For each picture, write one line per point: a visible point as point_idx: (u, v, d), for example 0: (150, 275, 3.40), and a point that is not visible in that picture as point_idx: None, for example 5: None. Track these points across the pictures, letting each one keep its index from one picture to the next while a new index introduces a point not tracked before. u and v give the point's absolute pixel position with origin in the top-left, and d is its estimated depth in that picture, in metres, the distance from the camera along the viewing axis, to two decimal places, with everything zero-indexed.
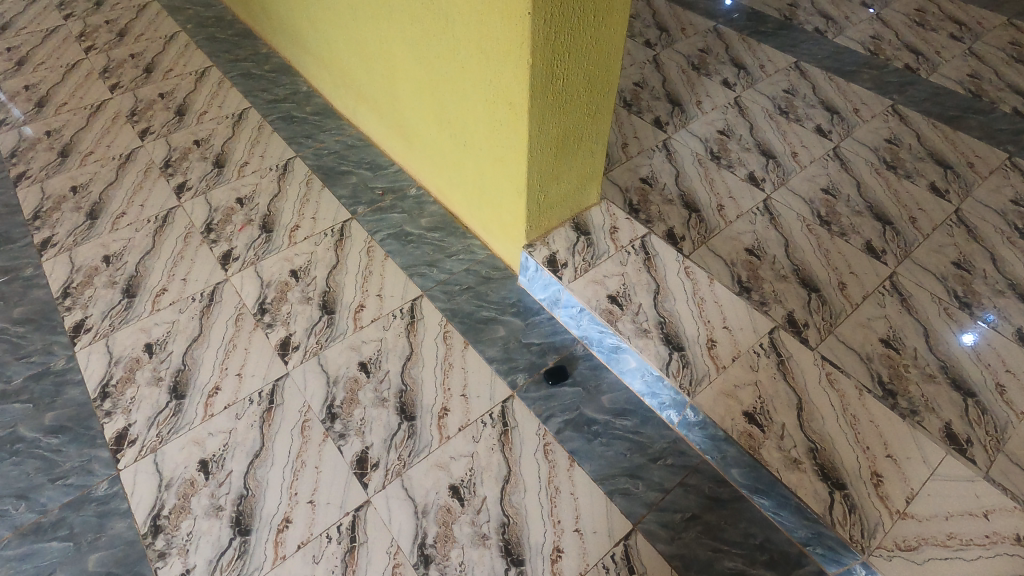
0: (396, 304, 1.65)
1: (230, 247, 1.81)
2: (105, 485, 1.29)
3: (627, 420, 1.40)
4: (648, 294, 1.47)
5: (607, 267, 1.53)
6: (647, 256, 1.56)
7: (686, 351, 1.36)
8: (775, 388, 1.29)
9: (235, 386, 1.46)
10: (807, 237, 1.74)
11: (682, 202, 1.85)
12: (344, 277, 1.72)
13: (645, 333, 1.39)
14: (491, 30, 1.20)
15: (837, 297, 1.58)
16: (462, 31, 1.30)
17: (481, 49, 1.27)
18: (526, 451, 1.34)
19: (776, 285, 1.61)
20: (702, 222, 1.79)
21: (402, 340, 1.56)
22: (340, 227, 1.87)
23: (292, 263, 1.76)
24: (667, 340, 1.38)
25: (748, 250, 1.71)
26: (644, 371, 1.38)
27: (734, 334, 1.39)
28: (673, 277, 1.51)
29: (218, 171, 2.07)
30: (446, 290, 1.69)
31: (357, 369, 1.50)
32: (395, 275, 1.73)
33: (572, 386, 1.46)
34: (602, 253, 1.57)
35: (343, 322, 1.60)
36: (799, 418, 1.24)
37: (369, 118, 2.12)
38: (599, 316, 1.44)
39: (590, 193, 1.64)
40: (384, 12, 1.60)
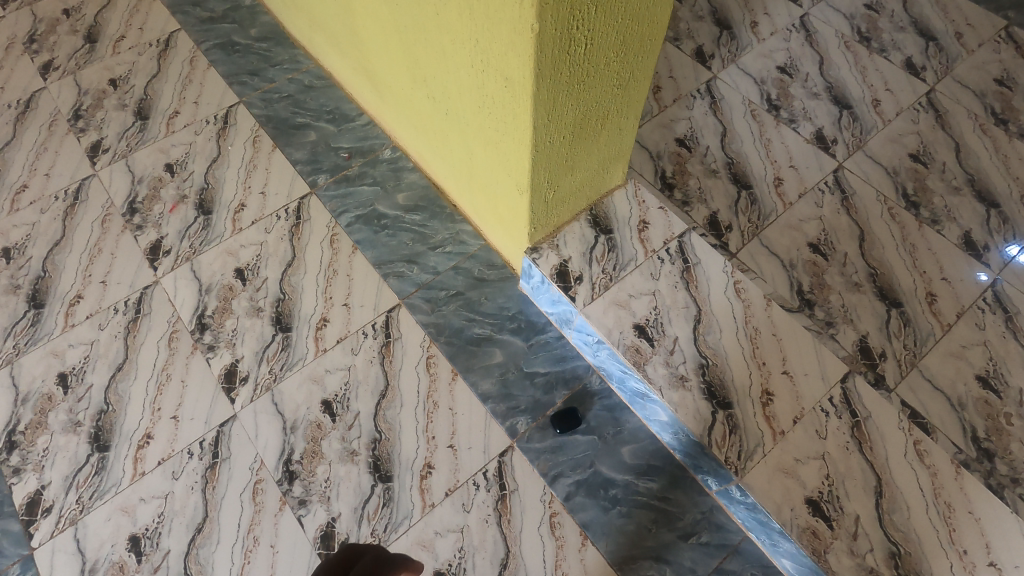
0: (367, 318, 1.33)
1: (159, 235, 1.44)
2: (17, 570, 1.07)
3: (652, 482, 1.14)
4: (686, 323, 1.14)
5: (634, 282, 1.19)
6: (686, 264, 1.21)
7: (735, 410, 1.05)
8: (847, 464, 1.01)
9: (170, 434, 1.19)
10: (888, 225, 1.36)
11: (730, 175, 1.44)
12: (302, 278, 1.38)
13: (682, 382, 1.08)
14: None
15: (924, 315, 1.24)
16: None
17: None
18: (529, 525, 1.10)
19: (847, 297, 1.27)
20: (755, 204, 1.40)
21: (375, 369, 1.26)
22: (296, 207, 1.49)
23: (236, 258, 1.41)
24: (710, 392, 1.07)
25: (811, 245, 1.34)
26: (679, 430, 1.09)
27: (796, 384, 1.08)
28: (719, 297, 1.17)
29: (141, 123, 1.64)
30: (428, 297, 1.35)
31: (320, 410, 1.21)
32: (366, 276, 1.38)
33: (586, 434, 1.18)
34: (627, 261, 1.21)
35: (302, 344, 1.29)
36: (876, 509, 0.97)
37: (327, 50, 1.63)
38: (622, 356, 1.12)
39: (614, 174, 1.24)
40: None
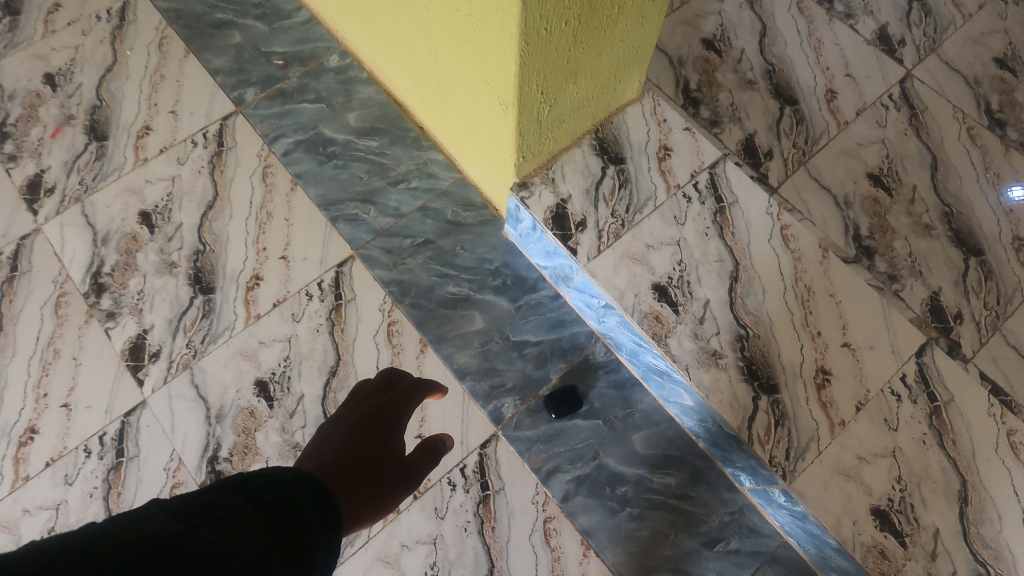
0: (312, 274, 1.05)
1: (39, 168, 1.12)
2: None
3: (670, 477, 0.92)
4: (719, 282, 0.88)
5: (653, 229, 0.92)
6: (720, 205, 0.94)
7: (782, 395, 0.82)
8: (924, 463, 0.79)
9: (61, 428, 0.94)
10: (967, 151, 1.08)
11: (770, 86, 1.13)
12: (227, 223, 1.08)
13: (715, 360, 0.84)
14: None
15: (1010, 265, 0.99)
16: None
17: None
18: (518, 534, 0.89)
19: (915, 244, 1.01)
20: (801, 124, 1.10)
21: (323, 340, 1.00)
22: (217, 130, 1.16)
23: (141, 198, 1.10)
24: (750, 372, 0.83)
25: (872, 176, 1.06)
26: (707, 418, 0.86)
27: (860, 360, 0.84)
28: (762, 247, 0.91)
29: (10, 19, 1.25)
30: (388, 247, 1.07)
31: (253, 394, 0.96)
32: (309, 220, 1.09)
33: (588, 419, 0.95)
34: (643, 201, 0.94)
35: (228, 309, 1.02)
36: (960, 520, 0.77)
37: None
38: (638, 325, 0.87)
39: (628, 83, 0.94)
40: None
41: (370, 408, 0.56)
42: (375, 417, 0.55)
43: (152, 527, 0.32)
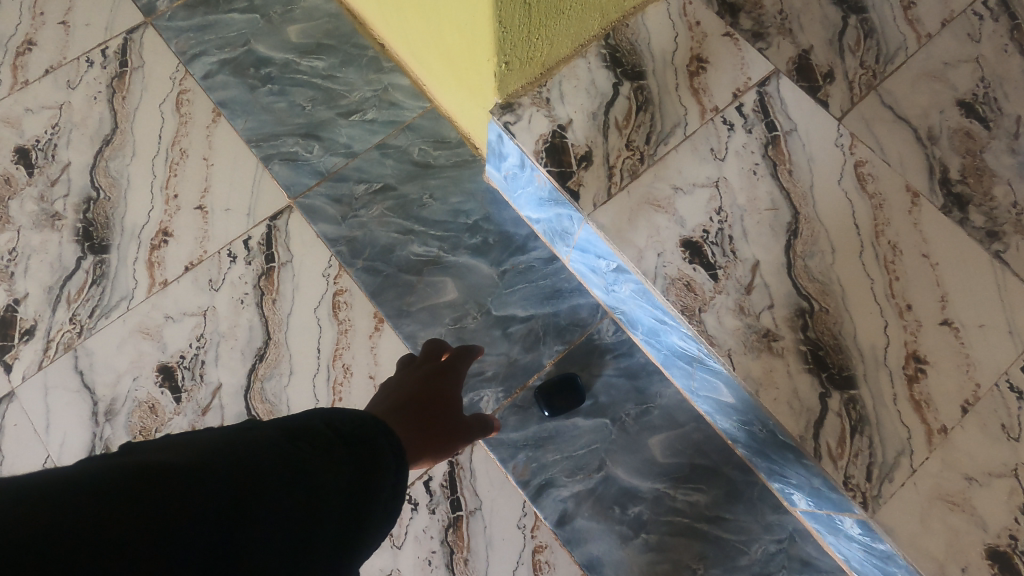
0: (237, 229, 0.81)
1: None
2: None
3: (699, 495, 0.70)
4: (773, 238, 0.65)
5: (683, 166, 0.68)
6: (773, 134, 0.69)
7: (861, 392, 0.60)
8: None
9: None
10: None
11: None
12: (128, 164, 0.84)
13: (768, 344, 0.61)
14: None
15: None
16: None
17: None
18: (499, 568, 0.68)
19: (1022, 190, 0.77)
20: (870, 38, 0.85)
21: (249, 315, 0.77)
22: (120, 47, 0.91)
23: (18, 131, 0.85)
24: (815, 361, 0.61)
25: (963, 103, 0.82)
26: (753, 420, 0.64)
27: (967, 343, 0.61)
28: (830, 191, 0.67)
29: None
30: (336, 195, 0.83)
31: (155, 384, 0.74)
32: (235, 161, 0.85)
33: (592, 418, 0.73)
34: (669, 128, 0.70)
35: (127, 274, 0.79)
36: None
37: None
38: (661, 295, 0.64)
39: None
40: None
41: (431, 374, 0.60)
42: (439, 382, 0.59)
43: (262, 436, 0.35)
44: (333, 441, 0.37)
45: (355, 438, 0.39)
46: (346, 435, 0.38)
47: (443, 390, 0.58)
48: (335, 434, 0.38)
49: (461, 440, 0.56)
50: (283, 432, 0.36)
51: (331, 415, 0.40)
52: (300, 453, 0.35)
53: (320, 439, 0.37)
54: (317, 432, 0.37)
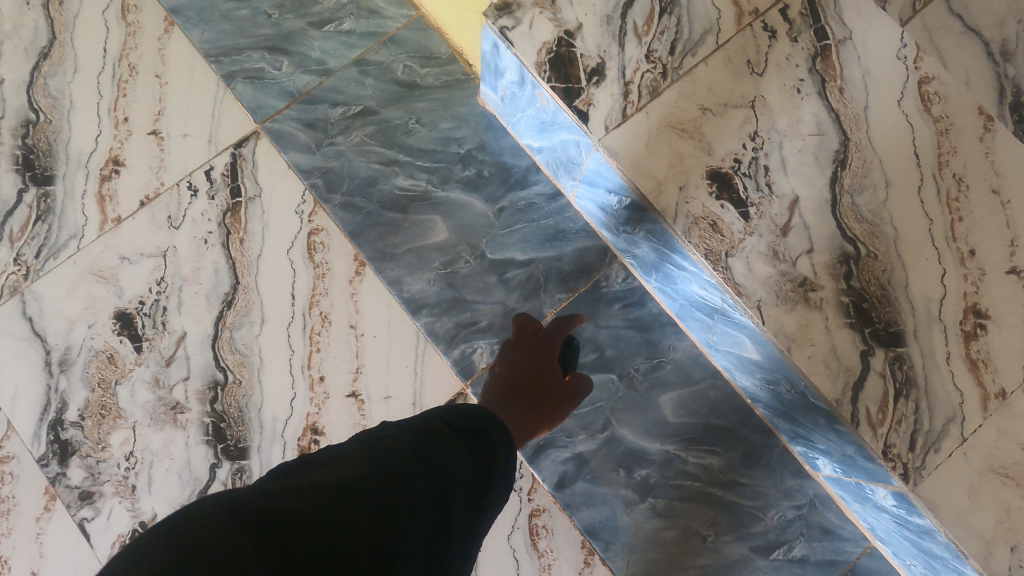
0: (197, 157, 0.72)
1: None
2: None
3: (712, 457, 0.64)
4: (816, 170, 0.55)
5: (714, 82, 0.57)
6: (821, 43, 0.58)
7: (909, 349, 0.51)
8: None
9: None
10: None
11: None
12: (69, 81, 0.73)
13: (803, 294, 0.53)
14: None
15: None
16: None
17: None
18: (492, 536, 0.62)
19: None
20: None
21: (215, 256, 0.69)
22: None
23: None
24: (859, 313, 0.52)
25: None
26: (781, 380, 0.57)
27: None
28: (889, 115, 0.56)
29: None
30: (308, 119, 0.73)
31: (113, 331, 0.67)
32: (193, 78, 0.74)
33: (597, 373, 0.65)
34: (700, 33, 0.58)
35: (76, 208, 0.70)
36: None
37: None
38: (683, 238, 0.55)
39: None
40: None
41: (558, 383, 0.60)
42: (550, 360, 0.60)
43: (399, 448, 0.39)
44: (456, 441, 0.42)
45: (481, 429, 0.45)
46: (474, 426, 0.44)
47: (550, 371, 0.59)
48: (463, 430, 0.44)
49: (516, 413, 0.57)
50: (416, 441, 0.41)
51: (450, 412, 0.45)
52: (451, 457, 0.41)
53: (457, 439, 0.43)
54: (437, 432, 0.42)
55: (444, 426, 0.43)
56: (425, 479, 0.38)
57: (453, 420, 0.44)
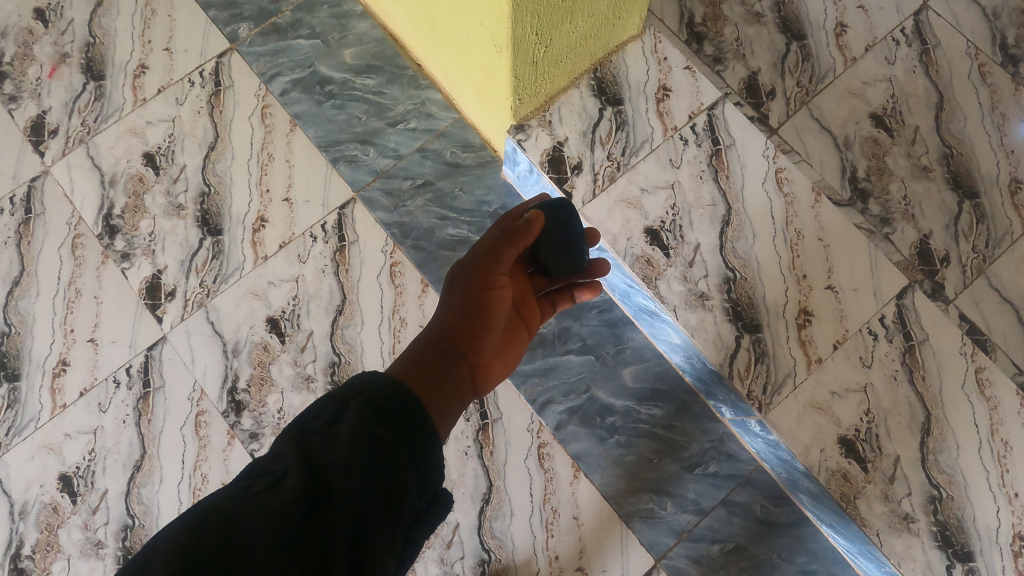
0: (315, 216, 1.08)
1: (41, 108, 1.13)
2: None
3: (656, 409, 0.98)
4: (711, 226, 0.90)
5: (649, 173, 0.93)
6: (716, 147, 0.94)
7: (764, 334, 0.86)
8: (893, 398, 0.84)
9: (90, 360, 1.01)
10: (975, 88, 1.06)
11: (777, 20, 1.10)
12: (229, 166, 1.10)
13: (702, 302, 0.88)
14: None
15: (1002, 209, 1.00)
16: None
17: None
18: (514, 460, 0.96)
19: (911, 186, 1.01)
20: (807, 61, 1.08)
21: (329, 281, 1.05)
22: (214, 68, 1.15)
23: (144, 138, 1.11)
24: (735, 313, 0.87)
25: (874, 115, 1.05)
26: (693, 354, 0.91)
27: (843, 301, 0.87)
28: (756, 192, 0.92)
29: None
30: (388, 189, 1.09)
31: (266, 330, 1.02)
32: (310, 162, 1.10)
33: (581, 354, 1.00)
34: (641, 142, 0.94)
35: (237, 250, 1.06)
36: (922, 449, 0.82)
37: None
38: (630, 268, 0.91)
39: (629, 18, 0.92)
40: None
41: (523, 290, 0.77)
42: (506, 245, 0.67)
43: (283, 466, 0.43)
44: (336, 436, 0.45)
45: (331, 431, 0.46)
46: (324, 430, 0.46)
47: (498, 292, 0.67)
48: (314, 433, 0.45)
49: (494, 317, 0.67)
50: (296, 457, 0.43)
51: (309, 418, 0.47)
52: (270, 491, 0.41)
53: (299, 451, 0.44)
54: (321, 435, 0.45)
55: (293, 442, 0.45)
56: (220, 537, 0.38)
57: (312, 424, 0.46)
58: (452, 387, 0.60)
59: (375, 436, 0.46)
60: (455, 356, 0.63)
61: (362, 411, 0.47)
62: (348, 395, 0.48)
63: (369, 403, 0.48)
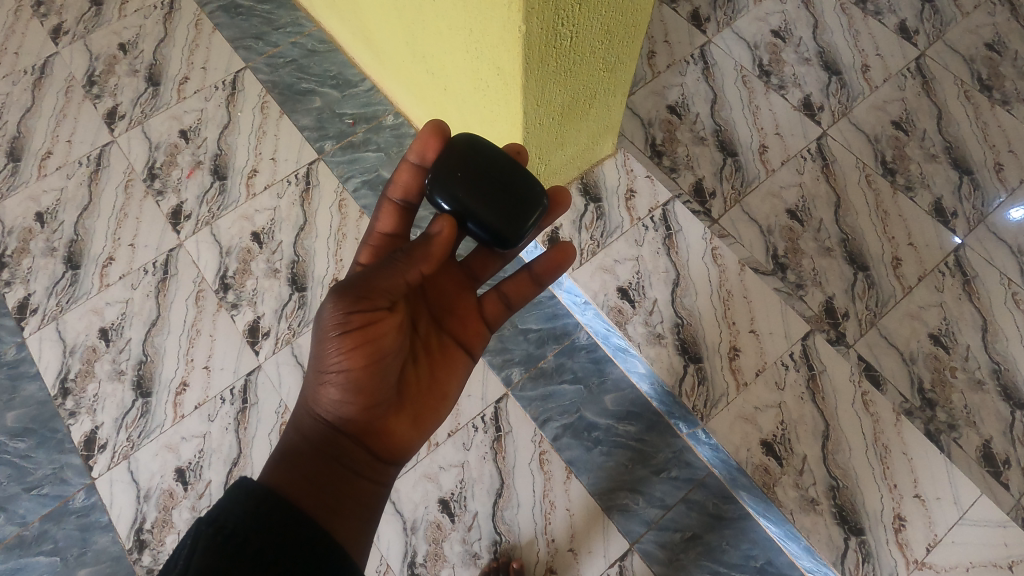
0: None
1: (179, 200, 1.55)
2: (82, 496, 1.25)
3: (631, 426, 1.24)
4: (665, 287, 1.26)
5: (620, 249, 1.30)
6: (668, 232, 1.31)
7: (704, 364, 1.21)
8: (800, 412, 1.15)
9: (204, 382, 1.34)
10: (863, 192, 1.44)
11: (717, 143, 1.51)
12: (313, 241, 1.49)
13: (658, 339, 1.24)
14: None
15: (888, 278, 1.35)
16: None
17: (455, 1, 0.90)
18: (520, 462, 1.25)
19: (818, 261, 1.37)
20: (738, 171, 1.47)
21: None
22: (305, 172, 1.57)
23: (252, 221, 1.52)
24: (683, 349, 1.22)
25: (789, 211, 1.43)
26: (655, 380, 1.24)
27: (761, 341, 1.21)
28: (697, 263, 1.28)
29: (154, 90, 1.70)
30: None
31: None
32: None
33: (573, 383, 1.29)
34: (615, 228, 1.32)
35: (316, 302, 1.42)
36: (822, 450, 1.13)
37: (326, 13, 1.65)
38: (606, 315, 1.27)
39: (604, 145, 1.32)
40: None
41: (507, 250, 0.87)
42: (374, 288, 0.69)
43: None
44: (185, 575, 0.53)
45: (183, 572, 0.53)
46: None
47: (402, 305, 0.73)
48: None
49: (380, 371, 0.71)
50: None
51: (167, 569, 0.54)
52: None
53: None
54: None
55: None
56: None
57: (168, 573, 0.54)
58: (344, 476, 0.70)
59: (226, 564, 0.54)
60: (339, 436, 0.72)
61: (210, 542, 0.55)
62: (198, 531, 0.56)
63: (217, 533, 0.56)
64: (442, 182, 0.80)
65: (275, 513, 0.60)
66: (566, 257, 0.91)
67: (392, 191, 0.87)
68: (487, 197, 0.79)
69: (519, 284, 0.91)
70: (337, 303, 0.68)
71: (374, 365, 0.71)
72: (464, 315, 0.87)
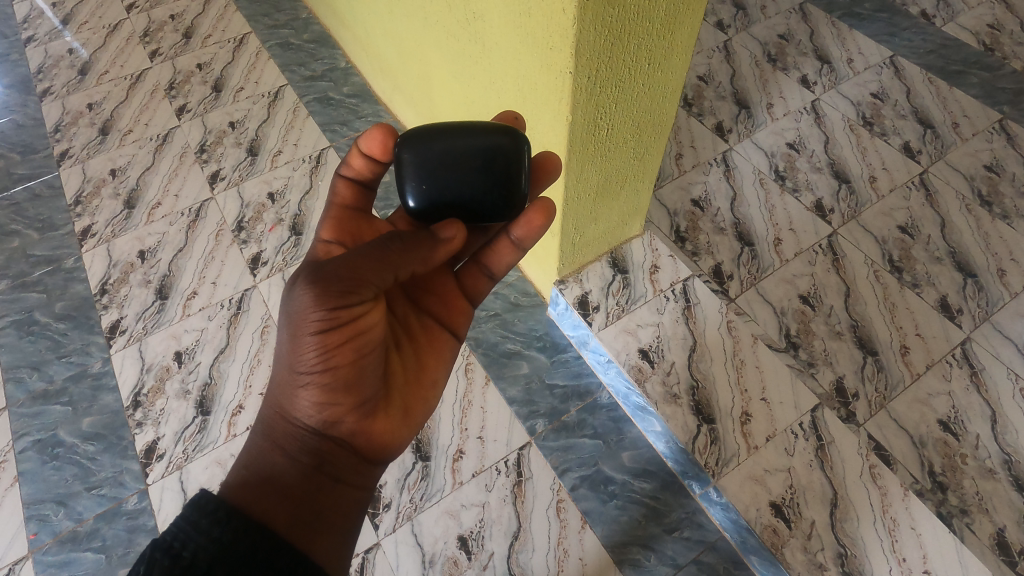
0: None
1: (259, 249, 1.79)
2: (135, 500, 1.37)
3: (646, 483, 1.34)
4: (682, 352, 1.38)
5: (643, 316, 1.44)
6: (688, 304, 1.44)
7: (717, 425, 1.28)
8: (809, 479, 1.21)
9: (257, 406, 1.48)
10: (872, 285, 1.57)
11: (735, 233, 1.68)
12: None
13: (674, 399, 1.32)
14: (527, 85, 1.07)
15: (896, 364, 1.43)
16: (495, 72, 1.16)
17: (516, 98, 1.14)
18: (538, 508, 1.32)
19: (829, 343, 1.47)
20: (754, 259, 1.63)
21: None
22: None
23: None
24: (698, 410, 1.30)
25: (802, 296, 1.55)
26: (670, 438, 1.31)
27: (772, 409, 1.28)
28: (714, 334, 1.39)
29: (252, 159, 2.01)
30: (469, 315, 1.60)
31: None
32: None
33: (593, 438, 1.39)
34: (639, 296, 1.47)
35: None
36: (830, 516, 1.17)
37: (403, 106, 1.96)
38: (627, 373, 1.37)
39: (633, 225, 1.50)
40: (419, 26, 1.44)
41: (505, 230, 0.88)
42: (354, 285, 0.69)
43: None
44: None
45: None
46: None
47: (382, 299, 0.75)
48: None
49: (359, 364, 0.72)
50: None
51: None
52: None
53: None
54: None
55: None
56: None
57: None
58: (327, 482, 0.70)
59: None
60: (318, 441, 0.71)
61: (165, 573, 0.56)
62: (152, 559, 0.57)
63: (174, 563, 0.57)
64: (407, 169, 0.81)
65: (244, 538, 0.60)
66: (546, 214, 0.86)
67: (346, 173, 0.87)
68: (462, 177, 0.80)
69: (503, 252, 0.89)
70: (311, 298, 0.67)
71: (353, 361, 0.71)
72: (445, 295, 0.89)
